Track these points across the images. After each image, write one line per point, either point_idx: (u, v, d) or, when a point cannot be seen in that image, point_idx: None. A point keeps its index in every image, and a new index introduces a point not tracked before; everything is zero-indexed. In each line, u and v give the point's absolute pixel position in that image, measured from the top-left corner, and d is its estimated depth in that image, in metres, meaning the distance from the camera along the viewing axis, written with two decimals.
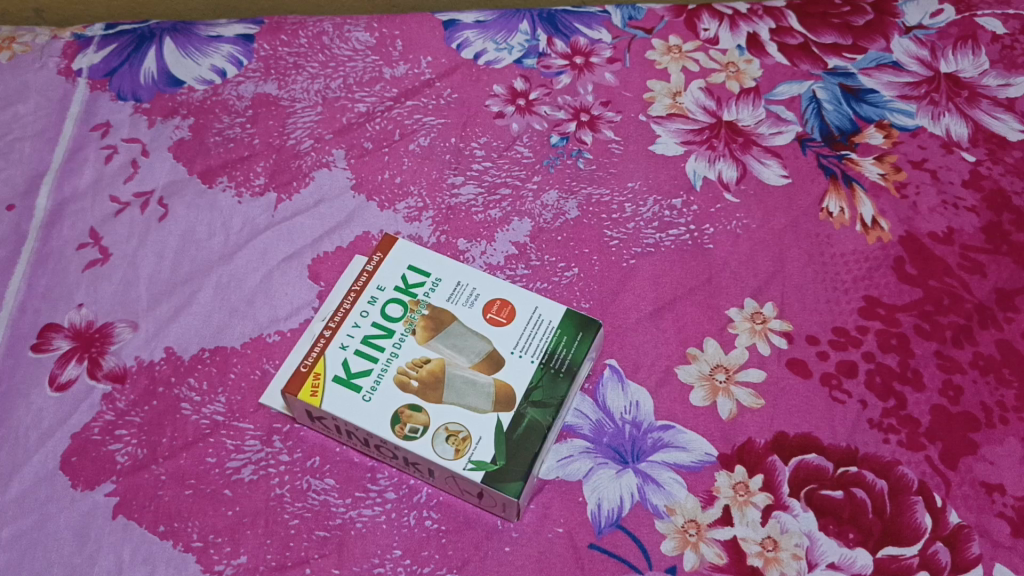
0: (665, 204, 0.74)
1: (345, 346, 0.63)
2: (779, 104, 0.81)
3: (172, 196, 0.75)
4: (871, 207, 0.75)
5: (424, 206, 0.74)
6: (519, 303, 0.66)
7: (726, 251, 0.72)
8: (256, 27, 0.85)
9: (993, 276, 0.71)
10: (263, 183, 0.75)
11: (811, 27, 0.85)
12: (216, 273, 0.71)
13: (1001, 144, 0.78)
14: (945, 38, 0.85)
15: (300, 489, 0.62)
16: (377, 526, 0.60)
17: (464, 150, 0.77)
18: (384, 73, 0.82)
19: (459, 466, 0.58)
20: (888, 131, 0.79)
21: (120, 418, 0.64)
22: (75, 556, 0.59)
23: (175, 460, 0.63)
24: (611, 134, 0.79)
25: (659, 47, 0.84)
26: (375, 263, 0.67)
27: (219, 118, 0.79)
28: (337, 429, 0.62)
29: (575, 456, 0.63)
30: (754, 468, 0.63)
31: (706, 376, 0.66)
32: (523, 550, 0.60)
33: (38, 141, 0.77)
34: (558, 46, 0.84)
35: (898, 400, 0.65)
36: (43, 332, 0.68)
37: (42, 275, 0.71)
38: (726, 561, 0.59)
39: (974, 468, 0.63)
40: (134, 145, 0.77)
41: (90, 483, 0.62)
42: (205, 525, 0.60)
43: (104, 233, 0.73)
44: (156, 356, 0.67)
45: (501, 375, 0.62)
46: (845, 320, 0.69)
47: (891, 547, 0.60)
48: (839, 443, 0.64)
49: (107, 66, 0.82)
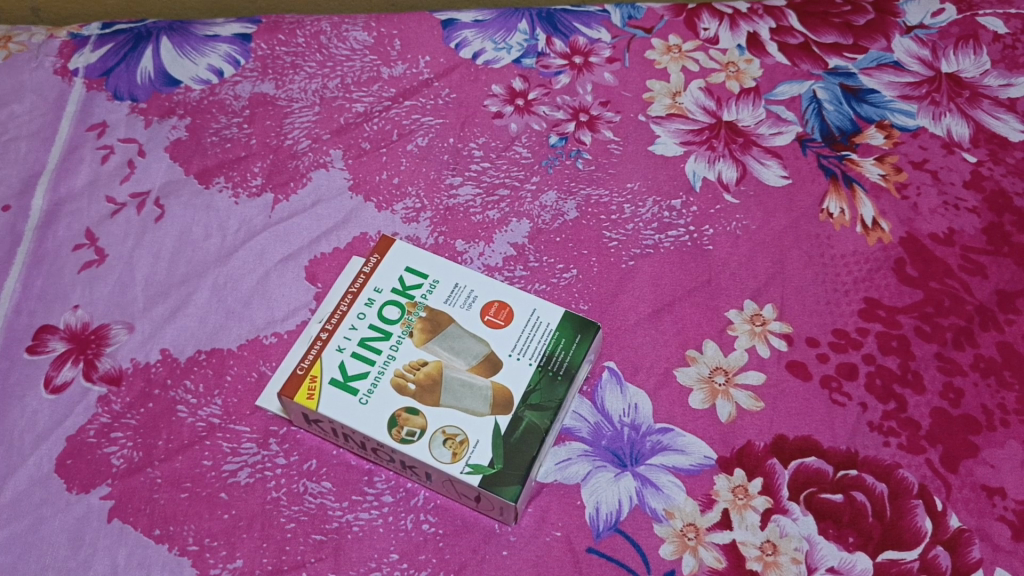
0: (665, 205, 0.74)
1: (342, 349, 0.62)
2: (779, 104, 0.80)
3: (168, 196, 0.74)
4: (871, 208, 0.74)
5: (422, 206, 0.74)
6: (517, 305, 0.65)
7: (725, 252, 0.72)
8: (253, 27, 0.84)
9: (994, 277, 0.71)
10: (261, 183, 0.75)
11: (812, 26, 0.85)
12: (212, 274, 0.71)
13: (1002, 144, 0.78)
14: (947, 38, 0.85)
15: (297, 492, 0.61)
16: (374, 529, 0.60)
17: (463, 150, 0.77)
18: (383, 73, 0.82)
19: (456, 470, 0.57)
20: (888, 131, 0.78)
21: (116, 420, 0.64)
22: (69, 559, 0.59)
23: (171, 462, 0.62)
24: (610, 134, 0.78)
25: (659, 47, 0.84)
26: (373, 264, 0.67)
27: (216, 118, 0.79)
28: (334, 432, 0.62)
29: (574, 459, 0.63)
30: (753, 471, 0.62)
31: (705, 378, 0.66)
32: (520, 553, 0.59)
33: (34, 140, 0.77)
34: (557, 45, 0.84)
35: (899, 402, 0.65)
36: (39, 333, 0.68)
37: (37, 275, 0.70)
38: (725, 565, 0.59)
39: (975, 471, 0.63)
40: (131, 145, 0.77)
41: (85, 486, 0.62)
42: (201, 528, 0.60)
43: (100, 234, 0.72)
44: (151, 357, 0.66)
45: (499, 377, 0.62)
46: (845, 321, 0.68)
47: (891, 551, 0.60)
48: (839, 446, 0.63)
49: (103, 66, 0.81)
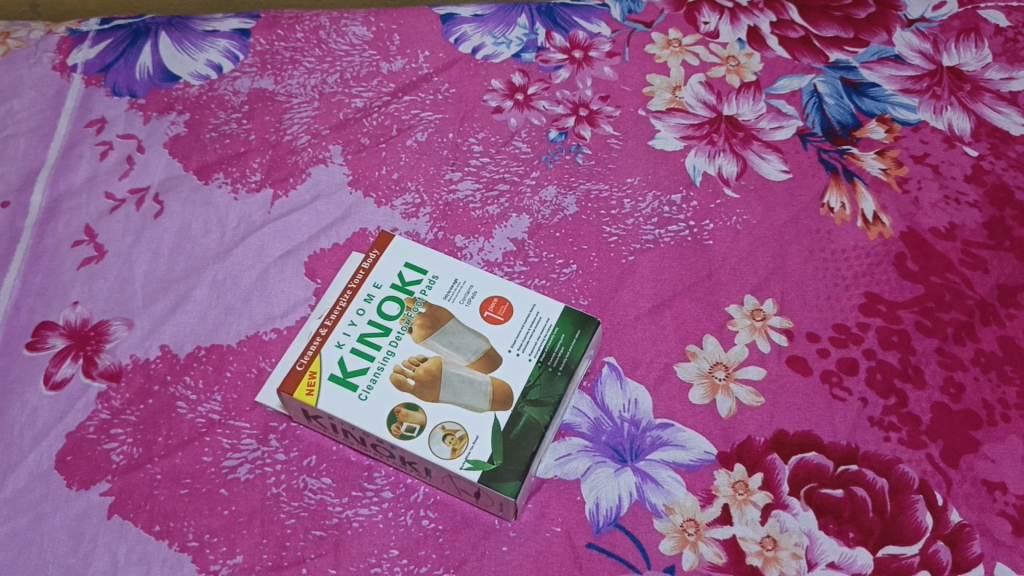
0: (665, 200, 0.74)
1: (341, 345, 0.62)
2: (780, 98, 0.80)
3: (167, 192, 0.74)
4: (872, 202, 0.74)
5: (422, 202, 0.74)
6: (517, 300, 0.65)
7: (726, 247, 0.72)
8: (252, 22, 0.84)
9: (995, 272, 0.70)
10: (260, 179, 0.75)
11: (813, 20, 0.85)
12: (211, 270, 0.71)
13: (1003, 138, 0.77)
14: (948, 31, 0.84)
15: (297, 488, 0.61)
16: (374, 525, 0.60)
17: (462, 145, 0.77)
18: (381, 68, 0.81)
19: (456, 466, 0.57)
20: (889, 125, 0.78)
21: (115, 417, 0.64)
22: (69, 556, 0.59)
23: (170, 459, 0.62)
24: (610, 129, 0.78)
25: (659, 41, 0.83)
26: (372, 260, 0.67)
27: (215, 114, 0.78)
28: (333, 428, 0.61)
29: (574, 455, 0.63)
30: (753, 466, 0.62)
31: (705, 374, 0.66)
32: (520, 549, 0.59)
33: (32, 137, 0.76)
34: (557, 39, 0.83)
35: (900, 397, 0.65)
36: (38, 330, 0.68)
37: (36, 272, 0.70)
38: (726, 560, 0.59)
39: (975, 466, 0.63)
40: (129, 142, 0.77)
41: (85, 483, 0.62)
42: (201, 524, 0.60)
43: (99, 231, 0.72)
44: (151, 354, 0.66)
45: (498, 373, 0.61)
46: (845, 316, 0.68)
47: (891, 546, 0.60)
48: (840, 441, 0.63)
49: (101, 61, 0.81)
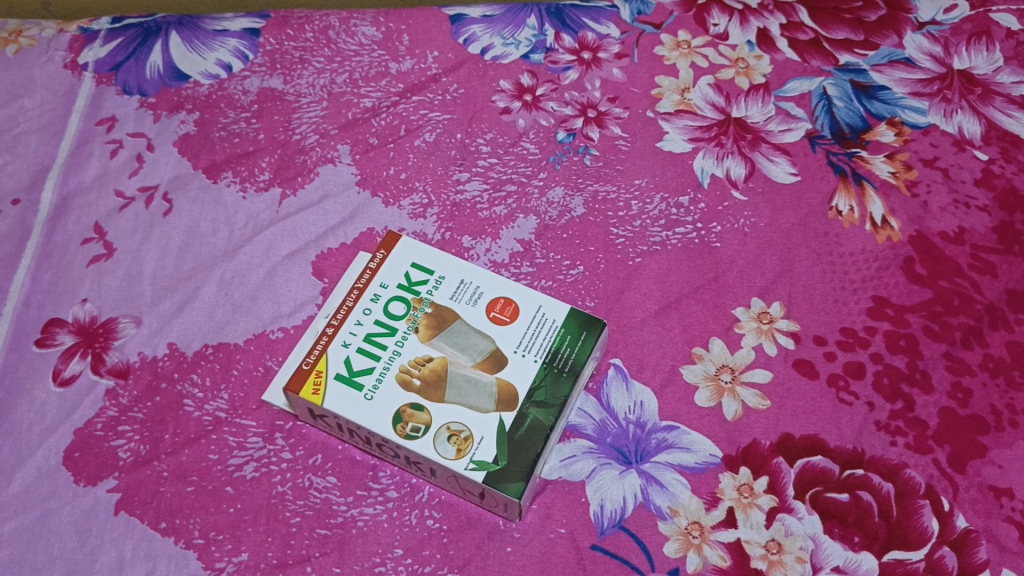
0: (673, 202, 0.74)
1: (348, 344, 0.63)
2: (789, 100, 0.79)
3: (177, 191, 0.74)
4: (881, 206, 0.74)
5: (429, 203, 0.74)
6: (523, 301, 0.65)
7: (733, 250, 0.71)
8: (262, 21, 0.85)
9: (1004, 276, 0.70)
10: (268, 178, 0.75)
11: (822, 22, 0.84)
12: (219, 269, 0.71)
13: (1014, 142, 0.77)
14: (959, 34, 0.84)
15: (302, 486, 0.62)
16: (378, 524, 0.60)
17: (469, 145, 0.77)
18: (390, 68, 0.82)
19: (460, 466, 0.58)
20: (899, 128, 0.78)
21: (123, 414, 0.64)
22: (76, 552, 0.59)
23: (177, 456, 0.63)
24: (618, 130, 0.78)
25: (668, 43, 0.83)
26: (379, 260, 0.67)
27: (224, 113, 0.79)
28: (339, 427, 0.62)
29: (579, 456, 0.63)
30: (758, 470, 0.62)
31: (711, 376, 0.66)
32: (524, 550, 0.59)
33: (43, 134, 0.77)
34: (565, 40, 0.83)
35: (906, 402, 0.65)
36: (47, 326, 0.68)
37: (46, 269, 0.71)
38: (729, 563, 0.59)
39: (982, 472, 0.62)
40: (139, 140, 0.77)
41: (92, 479, 0.62)
42: (207, 522, 0.60)
43: (109, 228, 0.73)
44: (159, 352, 0.67)
45: (503, 374, 0.62)
46: (853, 320, 0.68)
47: (896, 551, 0.59)
48: (846, 445, 0.63)
49: (112, 60, 0.81)
